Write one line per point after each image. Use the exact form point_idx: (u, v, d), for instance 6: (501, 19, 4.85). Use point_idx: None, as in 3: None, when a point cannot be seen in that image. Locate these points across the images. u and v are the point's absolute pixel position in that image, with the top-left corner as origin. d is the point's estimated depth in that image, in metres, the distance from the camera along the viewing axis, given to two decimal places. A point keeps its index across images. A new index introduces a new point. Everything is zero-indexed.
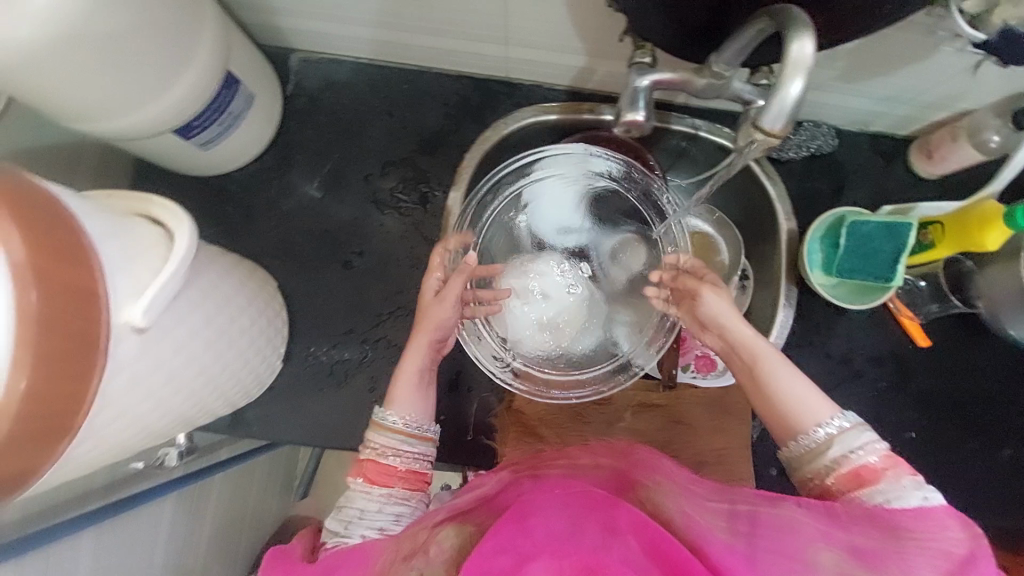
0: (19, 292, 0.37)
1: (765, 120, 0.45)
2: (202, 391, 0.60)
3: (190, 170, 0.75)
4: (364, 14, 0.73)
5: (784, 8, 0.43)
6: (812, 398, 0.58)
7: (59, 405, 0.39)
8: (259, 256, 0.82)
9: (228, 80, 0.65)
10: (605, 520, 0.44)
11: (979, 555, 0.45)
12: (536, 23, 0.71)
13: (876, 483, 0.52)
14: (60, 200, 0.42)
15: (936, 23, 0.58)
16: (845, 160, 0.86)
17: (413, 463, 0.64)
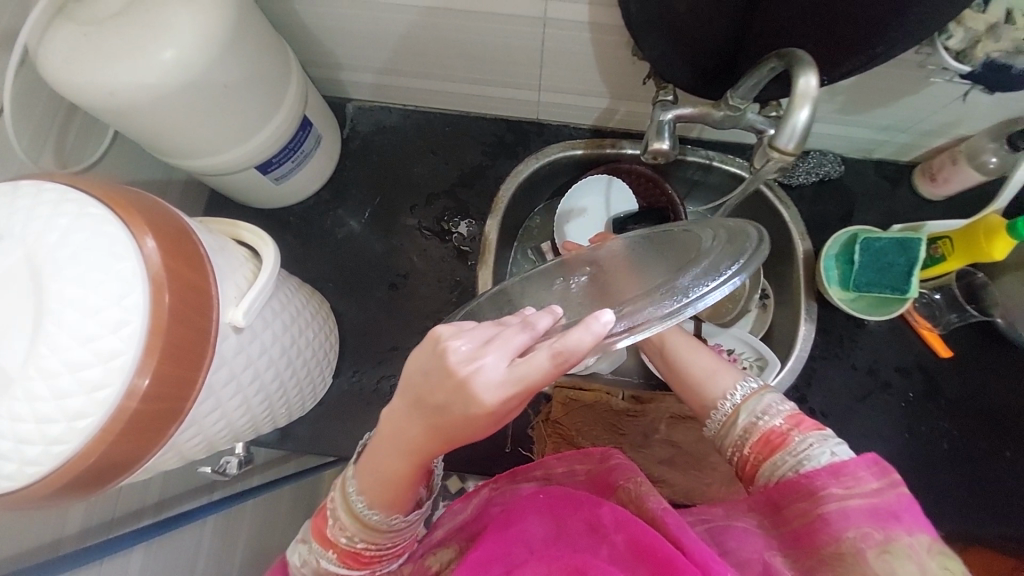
0: (155, 294, 0.43)
1: (779, 141, 0.51)
2: (273, 395, 0.66)
3: (258, 203, 0.85)
4: (416, 66, 0.85)
5: (791, 51, 0.51)
6: (718, 369, 0.64)
7: (175, 390, 0.45)
8: (313, 280, 0.89)
9: (303, 123, 0.76)
10: (593, 521, 0.53)
11: (895, 504, 0.46)
12: (566, 72, 0.81)
13: (787, 447, 0.54)
14: (181, 218, 0.50)
15: (923, 59, 0.66)
16: (852, 185, 0.93)
17: (399, 542, 0.60)
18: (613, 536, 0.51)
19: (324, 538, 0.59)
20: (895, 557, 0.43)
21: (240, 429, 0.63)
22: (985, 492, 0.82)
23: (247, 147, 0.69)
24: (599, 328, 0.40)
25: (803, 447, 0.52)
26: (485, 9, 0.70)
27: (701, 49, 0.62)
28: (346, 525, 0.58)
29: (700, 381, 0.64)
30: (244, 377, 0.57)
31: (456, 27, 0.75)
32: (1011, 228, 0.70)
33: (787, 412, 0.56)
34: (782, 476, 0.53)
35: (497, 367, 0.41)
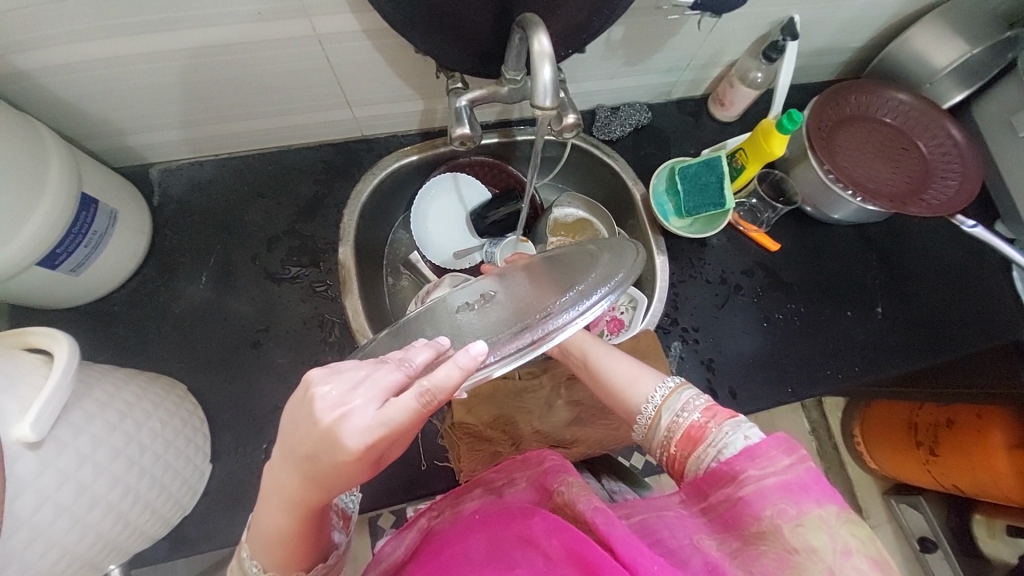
0: None
1: (539, 99, 0.53)
2: (122, 505, 0.58)
3: (66, 301, 0.75)
4: (206, 113, 0.80)
5: (525, 18, 0.55)
6: (637, 377, 0.69)
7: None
8: (163, 365, 0.81)
9: (84, 201, 0.68)
10: (527, 535, 0.54)
11: (805, 478, 0.51)
12: (366, 83, 0.81)
13: (705, 438, 0.59)
14: None
15: (662, 3, 0.75)
16: (663, 125, 1.02)
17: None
18: (545, 544, 0.52)
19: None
20: (808, 528, 0.48)
21: (81, 554, 0.56)
22: (840, 352, 0.95)
23: (18, 244, 0.60)
24: (467, 360, 0.41)
25: (722, 437, 0.58)
26: (251, 39, 0.68)
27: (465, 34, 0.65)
28: None
29: (623, 389, 0.69)
30: (61, 495, 0.51)
31: (232, 63, 0.71)
32: (781, 126, 0.81)
33: (703, 405, 0.62)
34: (705, 467, 0.58)
35: (364, 414, 0.39)
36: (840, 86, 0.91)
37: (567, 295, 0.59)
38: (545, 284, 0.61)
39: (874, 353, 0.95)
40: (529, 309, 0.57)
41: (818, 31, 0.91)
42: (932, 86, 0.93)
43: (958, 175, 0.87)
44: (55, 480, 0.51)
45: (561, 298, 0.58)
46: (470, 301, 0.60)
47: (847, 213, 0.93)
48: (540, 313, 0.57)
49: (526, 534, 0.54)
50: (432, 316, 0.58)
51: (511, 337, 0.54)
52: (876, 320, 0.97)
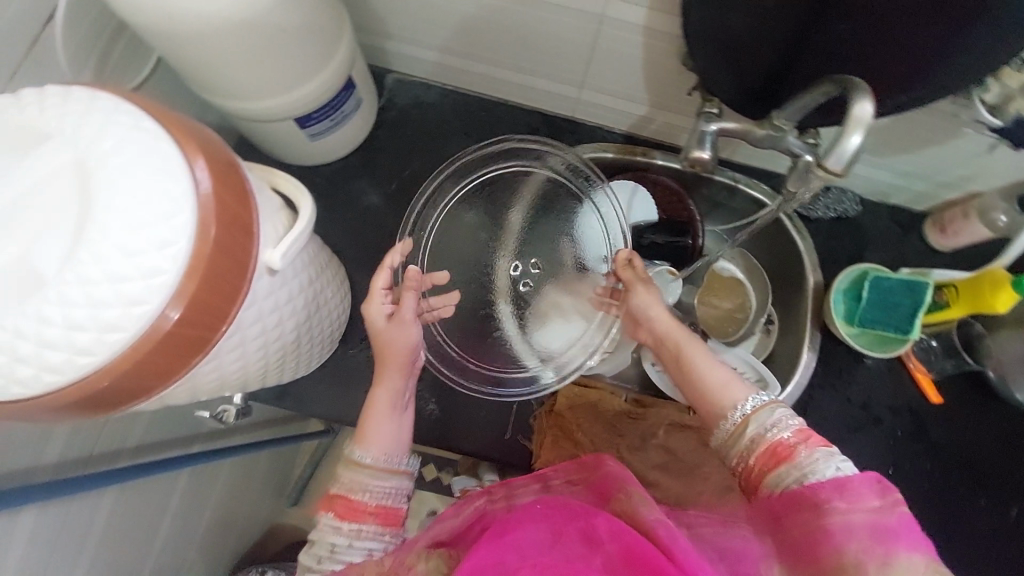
0: (202, 227, 0.42)
1: (827, 161, 0.51)
2: (285, 348, 0.65)
3: (289, 157, 0.84)
4: (461, 46, 0.86)
5: (846, 77, 0.52)
6: (732, 383, 0.63)
7: (206, 320, 0.45)
8: (331, 243, 0.89)
9: (348, 84, 0.75)
10: (586, 530, 0.56)
11: (896, 522, 0.47)
12: (612, 73, 0.82)
13: (793, 461, 0.55)
14: (230, 152, 0.49)
15: (959, 110, 0.69)
16: (866, 225, 0.95)
17: (385, 498, 0.67)
18: (605, 547, 0.53)
19: (352, 513, 0.65)
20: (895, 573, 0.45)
21: (250, 374, 0.62)
22: (954, 535, 0.85)
23: (295, 97, 0.68)
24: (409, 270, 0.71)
25: (813, 466, 0.53)
26: None
27: (754, 65, 0.64)
28: (344, 476, 0.67)
29: (712, 389, 0.64)
30: (270, 320, 0.57)
31: (514, 13, 0.76)
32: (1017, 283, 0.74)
33: (796, 426, 0.57)
34: (784, 487, 0.54)
35: (386, 313, 0.71)
36: None
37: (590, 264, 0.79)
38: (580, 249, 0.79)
39: (994, 556, 0.84)
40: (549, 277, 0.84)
41: None
42: None
43: None
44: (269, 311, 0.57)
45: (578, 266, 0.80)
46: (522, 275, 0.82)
47: None
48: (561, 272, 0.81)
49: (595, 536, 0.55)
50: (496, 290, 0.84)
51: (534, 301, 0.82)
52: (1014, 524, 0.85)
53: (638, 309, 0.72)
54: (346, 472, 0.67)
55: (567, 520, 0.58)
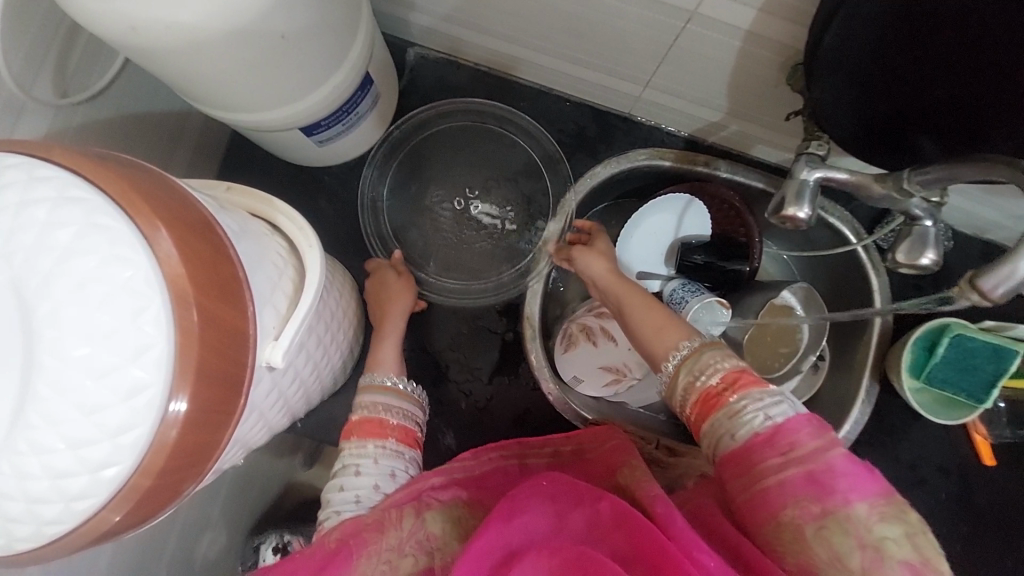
0: (180, 313, 0.34)
1: (980, 279, 0.41)
2: (297, 405, 0.60)
3: (295, 161, 0.71)
4: (502, 26, 0.69)
5: None
6: (663, 323, 0.61)
7: (214, 418, 0.37)
8: (341, 254, 0.79)
9: (364, 80, 0.61)
10: (590, 514, 0.47)
11: (834, 469, 0.46)
12: (687, 75, 0.67)
13: (730, 409, 0.52)
14: (204, 207, 0.39)
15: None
16: (952, 263, 0.83)
17: (405, 421, 0.65)
18: (613, 533, 0.45)
19: (381, 433, 0.62)
20: (835, 531, 0.44)
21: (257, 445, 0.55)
22: None
23: (302, 105, 0.55)
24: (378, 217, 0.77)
25: (740, 408, 0.51)
26: None
27: (886, 103, 0.50)
28: (366, 401, 0.65)
29: (651, 337, 0.62)
30: (268, 402, 0.48)
31: None
32: None
33: (727, 368, 0.54)
34: (727, 440, 0.51)
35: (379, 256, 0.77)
36: None
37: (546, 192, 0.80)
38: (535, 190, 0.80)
39: None
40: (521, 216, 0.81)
41: None
42: None
43: None
44: (275, 396, 0.50)
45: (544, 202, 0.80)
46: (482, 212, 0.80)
47: None
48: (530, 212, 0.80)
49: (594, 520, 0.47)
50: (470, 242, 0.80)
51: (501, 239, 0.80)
52: None
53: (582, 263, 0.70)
54: (366, 395, 0.65)
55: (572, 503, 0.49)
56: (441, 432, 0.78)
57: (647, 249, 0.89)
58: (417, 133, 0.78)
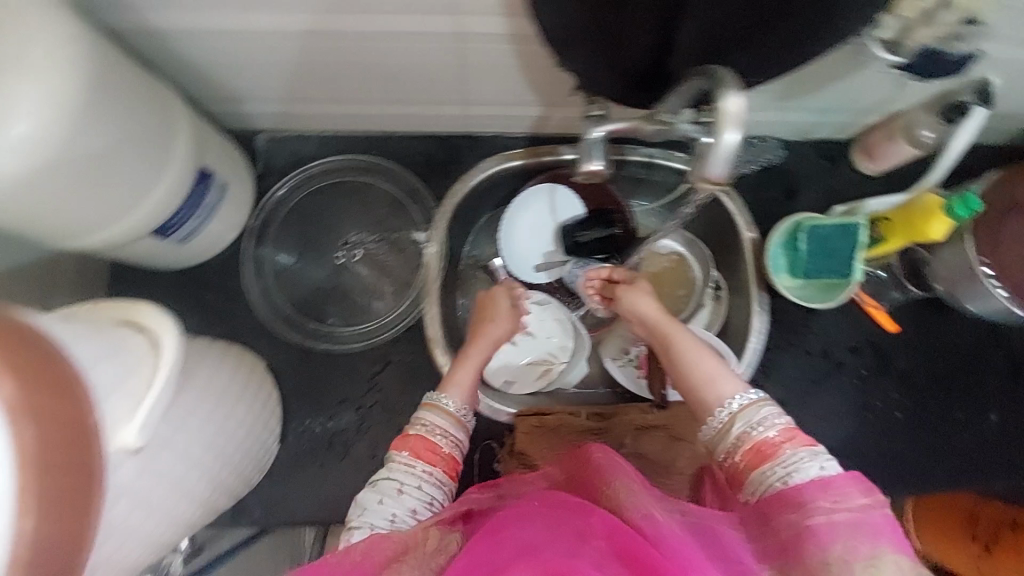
0: (15, 430, 0.36)
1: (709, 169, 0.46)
2: (203, 487, 0.62)
3: (168, 265, 0.76)
4: (321, 93, 0.77)
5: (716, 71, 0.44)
6: (718, 371, 0.62)
7: (81, 515, 0.39)
8: (243, 336, 0.82)
9: (202, 175, 0.67)
10: (578, 526, 0.49)
11: (878, 521, 0.47)
12: (490, 85, 0.75)
13: (777, 458, 0.54)
14: (40, 327, 0.43)
15: (863, 48, 0.62)
16: (794, 168, 0.91)
17: (455, 449, 0.68)
18: (597, 541, 0.47)
19: (433, 458, 0.66)
20: (881, 574, 0.44)
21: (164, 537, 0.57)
22: (936, 453, 0.87)
23: (143, 213, 0.60)
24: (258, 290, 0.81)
25: (776, 462, 0.54)
26: (388, 32, 0.63)
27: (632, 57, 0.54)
28: (433, 424, 0.68)
29: (701, 380, 0.63)
30: (142, 487, 0.51)
31: (360, 51, 0.67)
32: (949, 210, 0.69)
33: (782, 424, 0.56)
34: (770, 487, 0.53)
35: (275, 324, 0.81)
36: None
37: (411, 220, 0.86)
38: (403, 221, 0.86)
39: (975, 462, 0.87)
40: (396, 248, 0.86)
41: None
42: None
43: None
44: (156, 477, 0.53)
45: (415, 229, 0.86)
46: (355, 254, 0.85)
47: (990, 309, 0.80)
48: (403, 244, 0.86)
49: (584, 533, 0.48)
50: (355, 283, 0.84)
51: (385, 276, 0.85)
52: (989, 429, 0.87)
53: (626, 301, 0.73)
54: (430, 410, 0.69)
55: (563, 515, 0.50)
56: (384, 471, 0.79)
57: (534, 242, 0.94)
58: (277, 207, 0.84)
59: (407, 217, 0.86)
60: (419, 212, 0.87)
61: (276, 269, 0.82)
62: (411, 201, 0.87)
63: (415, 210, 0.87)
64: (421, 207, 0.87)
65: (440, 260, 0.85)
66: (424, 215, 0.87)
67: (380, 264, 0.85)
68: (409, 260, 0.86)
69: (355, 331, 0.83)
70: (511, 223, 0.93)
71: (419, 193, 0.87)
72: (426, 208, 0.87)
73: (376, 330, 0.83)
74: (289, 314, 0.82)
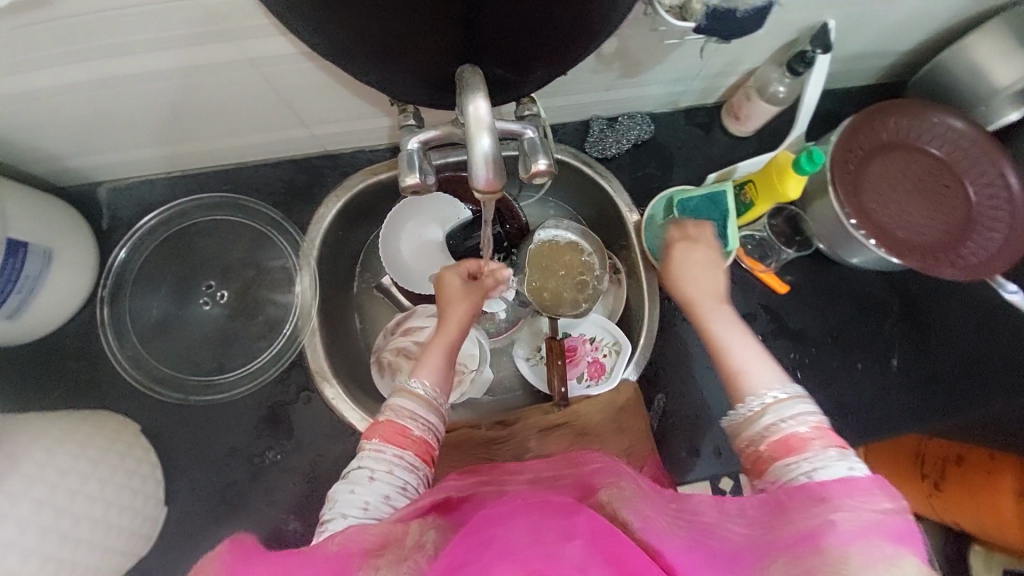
0: None
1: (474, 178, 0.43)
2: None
3: (9, 341, 0.71)
4: (144, 137, 0.73)
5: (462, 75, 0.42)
6: (758, 363, 0.62)
7: None
8: (114, 403, 0.78)
9: (11, 247, 0.63)
10: (564, 527, 0.46)
11: (900, 526, 0.44)
12: (319, 103, 0.71)
13: (805, 452, 0.54)
14: None
15: (657, 22, 0.61)
16: (666, 141, 0.90)
17: (427, 434, 0.62)
18: (575, 541, 0.45)
19: (404, 442, 0.60)
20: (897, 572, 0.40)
21: None
22: (846, 405, 0.86)
23: None
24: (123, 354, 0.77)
25: (792, 467, 0.53)
26: (176, 65, 0.59)
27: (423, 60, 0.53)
28: (406, 408, 0.62)
29: (733, 372, 0.63)
30: None
31: (158, 88, 0.63)
32: (796, 164, 0.69)
33: (814, 422, 0.55)
34: (793, 479, 0.53)
35: (146, 385, 0.77)
36: (875, 107, 0.75)
37: (280, 251, 0.83)
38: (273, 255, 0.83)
39: (881, 406, 0.87)
40: (267, 283, 0.83)
41: (862, 38, 0.74)
42: (993, 111, 0.74)
43: (1004, 227, 0.72)
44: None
45: (286, 261, 0.83)
46: (226, 297, 0.82)
47: (867, 259, 0.79)
48: (274, 278, 0.83)
49: (568, 532, 0.46)
50: (232, 326, 0.81)
51: (262, 314, 0.82)
52: (891, 373, 0.87)
53: (677, 258, 0.73)
54: (393, 398, 0.63)
55: (547, 514, 0.48)
56: (282, 519, 0.76)
57: (419, 255, 0.89)
58: (124, 269, 0.79)
59: (275, 249, 0.83)
60: (286, 243, 0.83)
61: (141, 327, 0.78)
62: (279, 233, 0.83)
63: (282, 241, 0.83)
64: (287, 236, 0.83)
65: (313, 290, 0.82)
66: (292, 244, 0.83)
67: (255, 302, 0.83)
68: (284, 294, 0.83)
69: (236, 376, 0.80)
70: (387, 239, 0.88)
71: (284, 223, 0.84)
72: (292, 238, 0.83)
73: (258, 372, 0.80)
74: (159, 372, 0.78)
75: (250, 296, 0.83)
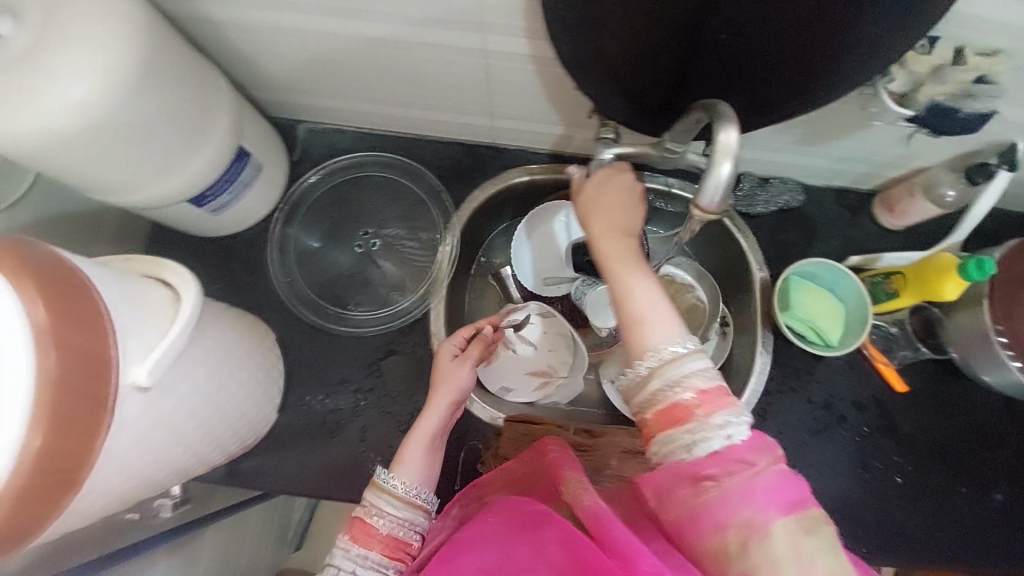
0: (41, 353, 0.43)
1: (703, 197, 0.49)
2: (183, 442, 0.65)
3: (200, 231, 0.82)
4: (361, 93, 0.83)
5: (713, 105, 0.49)
6: (655, 316, 0.55)
7: (79, 432, 0.45)
8: (259, 309, 0.87)
9: (240, 153, 0.74)
10: (529, 537, 0.49)
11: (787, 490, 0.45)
12: (515, 100, 0.79)
13: (686, 425, 0.50)
14: (78, 268, 0.49)
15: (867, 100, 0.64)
16: (812, 213, 0.91)
17: (397, 529, 0.65)
18: (547, 548, 0.47)
19: (366, 535, 0.64)
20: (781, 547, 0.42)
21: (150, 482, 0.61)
22: (941, 529, 0.81)
23: (181, 178, 0.67)
24: (281, 270, 0.87)
25: (677, 438, 0.49)
26: (426, 41, 0.68)
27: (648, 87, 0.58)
28: (384, 512, 0.65)
29: (636, 320, 0.56)
30: (141, 425, 0.54)
31: (396, 55, 0.73)
32: (964, 270, 0.69)
33: (703, 386, 0.51)
34: (674, 454, 0.49)
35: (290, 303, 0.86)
36: None
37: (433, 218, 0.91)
38: (425, 221, 0.92)
39: (981, 542, 0.81)
40: (413, 243, 0.91)
41: None
42: None
43: None
44: (153, 421, 0.56)
45: (436, 229, 0.91)
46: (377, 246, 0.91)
47: (1003, 381, 0.77)
48: (420, 241, 0.91)
49: (535, 543, 0.49)
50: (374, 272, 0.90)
51: (400, 269, 0.90)
52: (999, 511, 0.82)
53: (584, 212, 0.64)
54: (369, 493, 0.67)
55: (514, 527, 0.52)
56: (368, 457, 0.81)
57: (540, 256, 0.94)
58: (302, 199, 0.90)
59: (429, 215, 0.92)
60: (439, 213, 0.91)
61: (301, 251, 0.89)
62: (436, 203, 0.91)
63: (436, 211, 0.92)
64: (443, 206, 0.91)
65: (451, 261, 0.88)
66: (445, 216, 0.91)
67: (396, 257, 0.90)
68: (424, 258, 0.90)
69: (367, 316, 0.87)
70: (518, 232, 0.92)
71: (442, 195, 0.91)
72: (445, 210, 0.91)
73: (384, 318, 0.87)
74: (305, 295, 0.87)
75: (397, 254, 0.91)
